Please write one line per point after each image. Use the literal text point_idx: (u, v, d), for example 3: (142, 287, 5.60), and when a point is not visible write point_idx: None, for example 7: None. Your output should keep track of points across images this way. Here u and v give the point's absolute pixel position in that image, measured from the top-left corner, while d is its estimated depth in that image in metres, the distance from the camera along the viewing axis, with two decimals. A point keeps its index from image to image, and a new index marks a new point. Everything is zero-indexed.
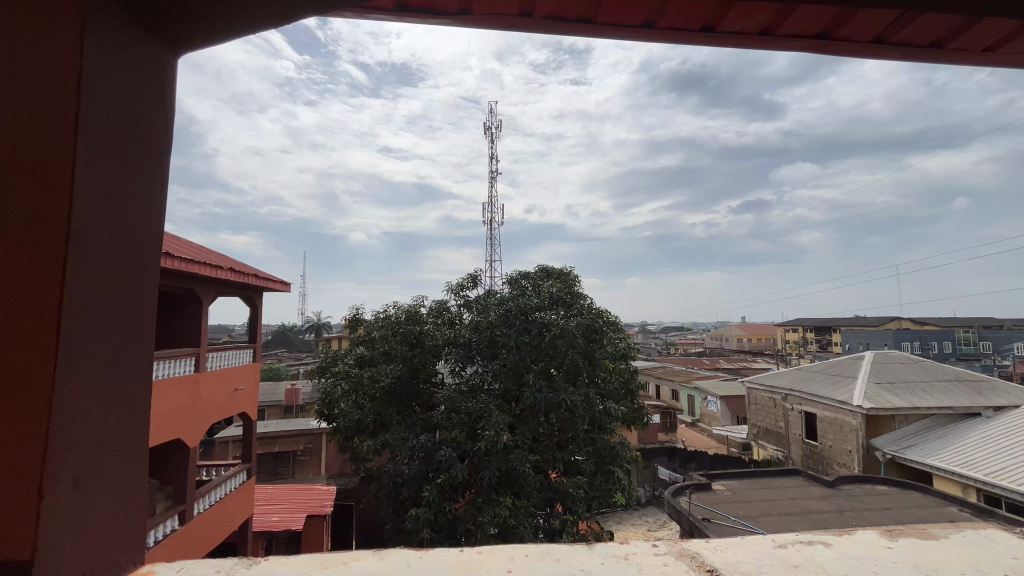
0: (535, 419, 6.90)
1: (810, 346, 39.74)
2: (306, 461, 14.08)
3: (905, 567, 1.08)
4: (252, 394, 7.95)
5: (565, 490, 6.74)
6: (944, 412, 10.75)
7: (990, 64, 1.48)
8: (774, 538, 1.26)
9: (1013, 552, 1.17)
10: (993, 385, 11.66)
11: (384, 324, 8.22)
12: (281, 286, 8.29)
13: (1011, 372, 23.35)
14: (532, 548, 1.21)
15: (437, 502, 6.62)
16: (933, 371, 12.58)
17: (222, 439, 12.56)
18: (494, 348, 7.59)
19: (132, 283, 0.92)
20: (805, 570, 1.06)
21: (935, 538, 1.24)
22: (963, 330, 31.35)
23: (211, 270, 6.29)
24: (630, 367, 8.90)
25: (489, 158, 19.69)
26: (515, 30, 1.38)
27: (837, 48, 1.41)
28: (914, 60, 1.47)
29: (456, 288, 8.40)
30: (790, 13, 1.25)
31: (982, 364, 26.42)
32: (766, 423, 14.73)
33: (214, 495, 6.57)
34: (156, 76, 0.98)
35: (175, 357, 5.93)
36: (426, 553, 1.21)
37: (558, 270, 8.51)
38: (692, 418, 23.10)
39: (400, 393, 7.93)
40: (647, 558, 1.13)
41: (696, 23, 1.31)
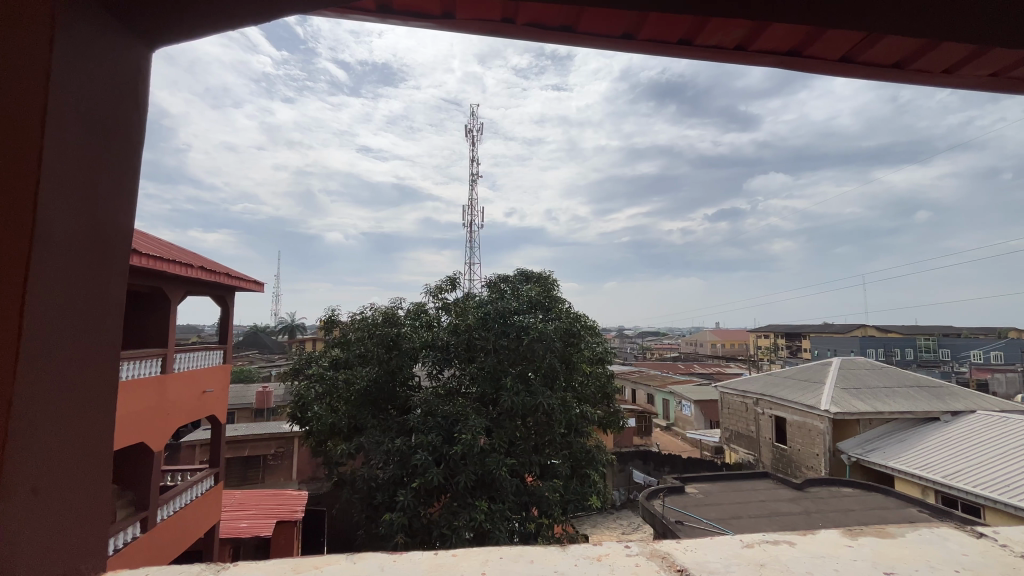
0: (512, 423, 6.91)
1: (780, 352, 40.82)
2: (277, 466, 13.76)
3: (864, 565, 1.13)
4: (221, 396, 7.74)
5: (540, 494, 6.73)
6: (906, 416, 11.17)
7: (951, 84, 1.56)
8: (741, 538, 1.29)
9: (963, 550, 1.22)
10: (950, 390, 12.16)
11: (361, 325, 8.13)
12: (254, 286, 8.13)
13: (966, 378, 24.51)
14: (506, 550, 1.22)
15: (411, 507, 6.53)
16: (896, 376, 13.06)
17: (189, 442, 12.19)
18: (472, 350, 7.57)
19: (102, 279, 0.89)
20: (770, 570, 1.09)
21: (891, 537, 1.30)
22: (924, 338, 32.69)
23: (181, 268, 6.13)
24: (607, 371, 8.96)
25: (470, 161, 19.77)
26: (498, 34, 1.39)
27: (807, 64, 1.46)
28: (878, 78, 1.54)
29: (435, 290, 8.40)
30: (762, 30, 1.30)
31: (941, 371, 27.57)
32: (738, 426, 15.07)
33: (179, 501, 6.36)
34: (132, 71, 0.96)
35: (141, 358, 5.74)
36: (401, 556, 1.21)
37: (538, 274, 8.58)
38: (666, 421, 23.47)
39: (375, 395, 7.83)
40: (620, 559, 1.15)
41: (673, 36, 1.35)
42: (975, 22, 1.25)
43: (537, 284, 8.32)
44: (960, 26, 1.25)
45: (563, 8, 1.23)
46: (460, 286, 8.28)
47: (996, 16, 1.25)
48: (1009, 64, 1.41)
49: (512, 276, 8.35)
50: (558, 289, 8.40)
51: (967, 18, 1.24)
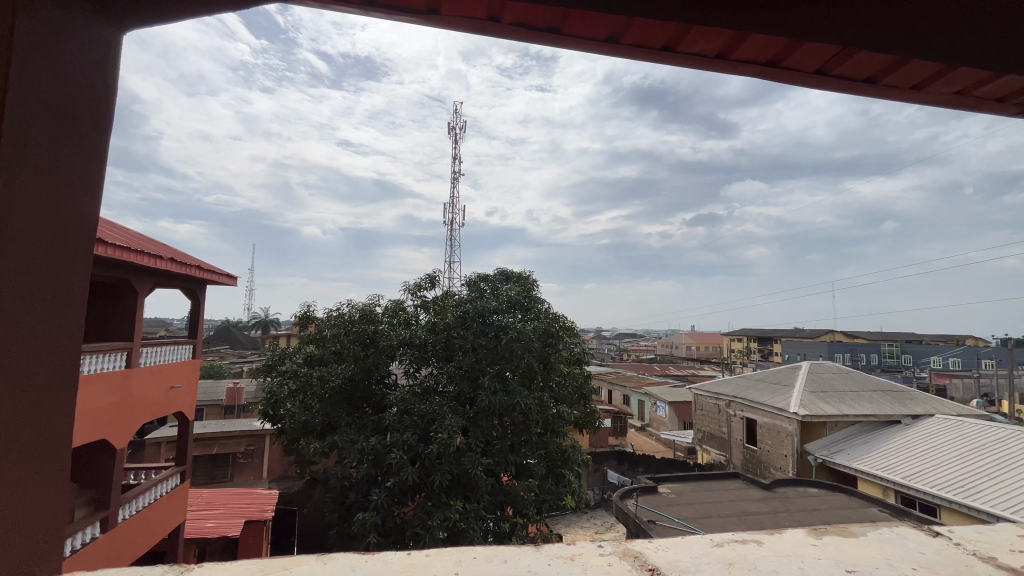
0: (488, 422, 6.90)
1: (752, 355, 41.82)
2: (247, 464, 13.44)
3: (828, 563, 1.16)
4: (190, 392, 7.51)
5: (515, 493, 6.73)
6: (870, 419, 11.56)
7: (919, 100, 1.62)
8: (711, 537, 1.31)
9: (920, 548, 1.27)
10: (912, 395, 12.61)
11: (337, 322, 8.01)
12: (227, 280, 7.93)
13: (927, 383, 25.55)
14: (479, 550, 1.21)
15: (385, 506, 6.45)
16: (861, 381, 13.50)
17: (155, 439, 11.82)
18: (450, 349, 7.53)
19: (62, 269, 0.85)
20: (738, 568, 1.12)
21: (854, 536, 1.34)
22: (888, 344, 33.94)
23: (149, 259, 5.92)
24: (584, 371, 9.00)
25: (452, 159, 19.72)
26: (483, 33, 1.38)
27: (784, 75, 1.50)
28: (851, 91, 1.58)
29: (413, 288, 8.33)
30: (742, 40, 1.32)
31: (903, 376, 28.65)
32: (711, 427, 15.38)
33: (142, 500, 6.15)
34: (103, 57, 0.92)
35: (104, 351, 5.53)
36: (373, 556, 1.19)
37: (518, 273, 8.60)
38: (641, 422, 23.81)
39: (351, 393, 7.71)
40: (592, 558, 1.16)
41: (656, 42, 1.36)
42: (943, 41, 1.30)
43: (517, 283, 8.33)
44: (930, 46, 1.30)
45: (549, 9, 1.23)
46: (440, 285, 8.24)
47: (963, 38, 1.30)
48: (973, 83, 1.47)
49: (492, 275, 8.34)
50: (538, 289, 8.42)
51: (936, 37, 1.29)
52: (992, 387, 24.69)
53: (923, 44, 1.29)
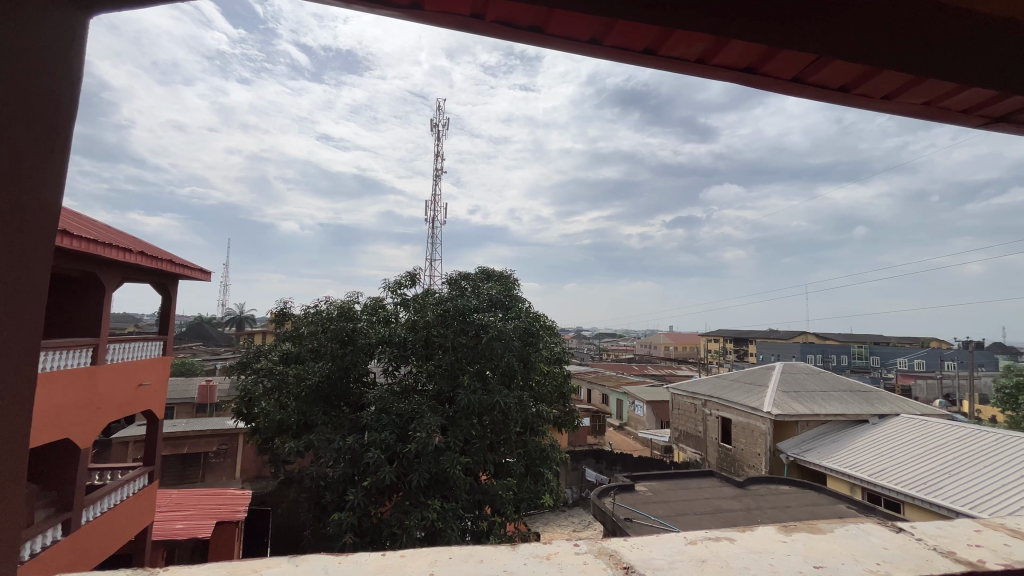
0: (467, 421, 6.89)
1: (728, 355, 42.65)
2: (219, 463, 13.14)
3: (796, 558, 1.19)
4: (160, 390, 7.30)
5: (494, 492, 6.72)
6: (839, 418, 11.91)
7: (888, 109, 1.67)
8: (685, 535, 1.33)
9: (884, 543, 1.31)
10: (879, 395, 13.02)
11: (315, 319, 7.90)
12: (200, 275, 7.72)
13: (893, 383, 26.45)
14: (455, 550, 1.20)
15: (361, 506, 6.37)
16: (831, 381, 13.90)
17: (122, 438, 11.45)
18: (430, 347, 7.50)
19: (18, 262, 0.80)
20: (711, 565, 1.13)
21: (821, 532, 1.37)
22: (857, 346, 35.04)
23: (117, 252, 5.72)
24: (564, 371, 9.03)
25: (435, 156, 19.67)
26: (465, 30, 1.37)
27: (761, 82, 1.53)
28: (824, 98, 1.62)
29: (394, 286, 8.26)
30: (721, 47, 1.34)
31: (872, 377, 29.61)
32: (687, 427, 15.64)
33: (108, 500, 5.96)
34: (71, 45, 0.88)
35: (69, 348, 5.34)
36: (346, 558, 1.17)
37: (498, 272, 8.59)
38: (619, 421, 24.10)
39: (328, 392, 7.60)
40: (568, 557, 1.16)
41: (639, 45, 1.37)
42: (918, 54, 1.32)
43: (498, 282, 8.34)
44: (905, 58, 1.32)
45: (532, 9, 1.23)
46: (420, 283, 8.18)
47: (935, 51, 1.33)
48: (939, 95, 1.52)
49: (473, 274, 8.33)
50: (518, 288, 8.43)
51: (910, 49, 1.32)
52: (954, 387, 25.72)
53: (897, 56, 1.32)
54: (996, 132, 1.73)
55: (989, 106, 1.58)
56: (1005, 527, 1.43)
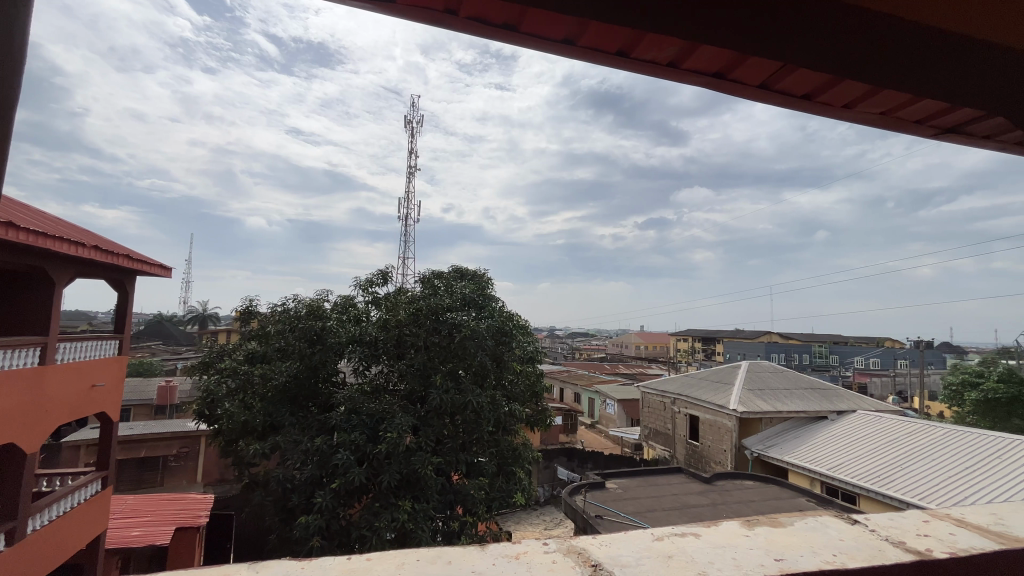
0: (439, 421, 6.85)
1: (696, 354, 43.67)
2: (178, 467, 12.65)
3: (757, 552, 1.22)
4: (115, 391, 6.97)
5: (465, 492, 6.69)
6: (800, 415, 12.36)
7: (849, 118, 1.74)
8: (652, 531, 1.34)
9: (840, 535, 1.36)
10: (838, 392, 13.56)
11: (282, 318, 7.71)
12: (160, 271, 7.41)
13: (849, 381, 27.66)
14: (422, 552, 1.18)
15: (330, 509, 6.24)
16: (793, 379, 14.40)
17: (74, 442, 10.90)
18: (402, 346, 7.41)
19: None
20: (677, 561, 1.15)
21: (782, 525, 1.42)
22: (818, 346, 36.48)
23: (70, 247, 5.43)
24: (537, 369, 9.06)
25: (408, 154, 19.46)
26: (439, 26, 1.35)
27: (729, 87, 1.57)
28: (788, 106, 1.68)
29: (365, 284, 8.15)
30: (692, 51, 1.38)
31: (831, 375, 30.88)
32: (656, 424, 15.96)
33: (57, 507, 5.66)
34: None
35: (14, 347, 5.04)
36: (310, 562, 1.14)
37: (472, 271, 8.56)
38: (591, 419, 24.39)
39: (295, 392, 7.40)
40: (537, 557, 1.16)
41: (611, 47, 1.39)
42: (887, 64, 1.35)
43: (471, 281, 8.31)
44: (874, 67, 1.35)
45: (507, 5, 1.23)
46: (392, 281, 8.08)
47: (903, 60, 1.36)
48: (894, 106, 1.60)
49: (446, 273, 8.28)
50: (492, 288, 8.41)
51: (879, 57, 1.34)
52: (906, 384, 27.07)
53: (866, 65, 1.35)
54: (945, 142, 1.82)
55: (941, 118, 1.66)
56: (951, 517, 1.50)
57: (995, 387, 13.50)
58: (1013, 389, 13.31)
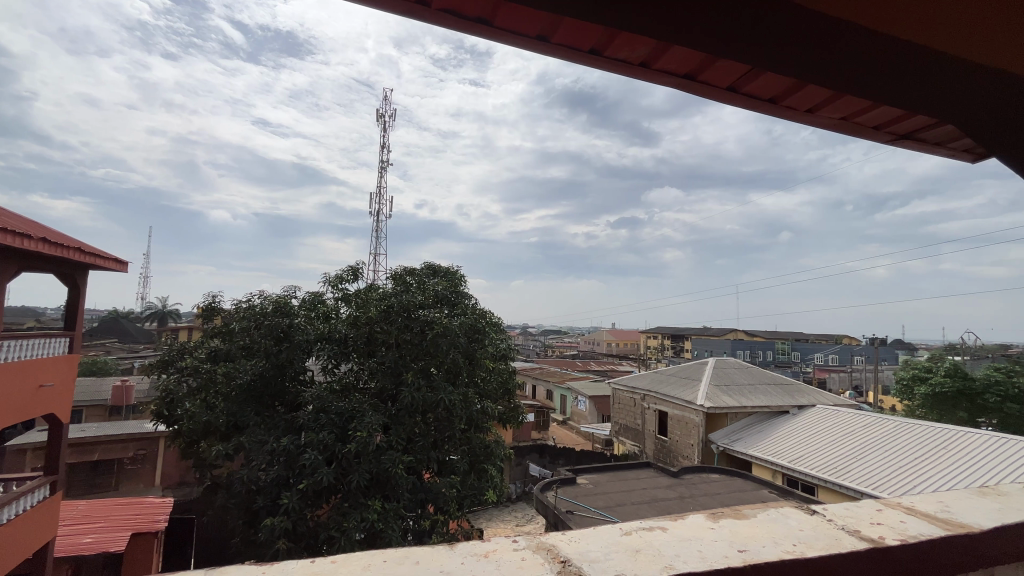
0: (411, 419, 6.77)
1: (666, 351, 44.64)
2: (135, 471, 12.12)
3: (722, 544, 1.25)
4: (65, 393, 6.62)
5: (437, 491, 6.63)
6: (763, 410, 12.78)
7: (812, 123, 1.81)
8: (620, 525, 1.35)
9: (800, 525, 1.40)
10: (799, 387, 14.07)
11: (246, 314, 7.47)
12: (115, 265, 7.06)
13: (809, 376, 28.81)
14: (390, 552, 1.16)
15: (296, 510, 6.10)
16: (757, 374, 14.89)
17: (20, 446, 10.33)
18: (372, 344, 7.30)
19: None
20: (644, 555, 1.16)
21: (746, 518, 1.45)
22: (781, 343, 37.85)
23: (14, 239, 5.11)
24: (509, 366, 9.07)
25: (380, 148, 19.16)
26: (413, 18, 1.33)
27: (700, 89, 1.61)
28: (755, 109, 1.74)
29: (334, 281, 7.99)
30: (664, 50, 1.41)
31: (793, 370, 32.07)
32: (626, 420, 16.24)
33: (4, 513, 5.38)
34: None
35: None
36: (273, 566, 1.10)
37: (444, 268, 8.51)
38: (563, 416, 24.65)
39: (261, 391, 7.19)
40: (507, 554, 1.16)
41: (586, 45, 1.40)
42: (854, 71, 1.39)
43: (444, 278, 8.26)
44: (841, 74, 1.39)
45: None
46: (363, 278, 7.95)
47: (874, 67, 1.39)
48: (854, 111, 1.68)
49: (418, 269, 8.21)
50: (465, 285, 8.37)
51: (848, 64, 1.38)
52: (862, 379, 28.36)
53: (836, 71, 1.38)
54: (900, 148, 1.91)
55: (897, 124, 1.73)
56: (902, 506, 1.57)
57: (942, 381, 14.29)
58: (958, 383, 14.11)
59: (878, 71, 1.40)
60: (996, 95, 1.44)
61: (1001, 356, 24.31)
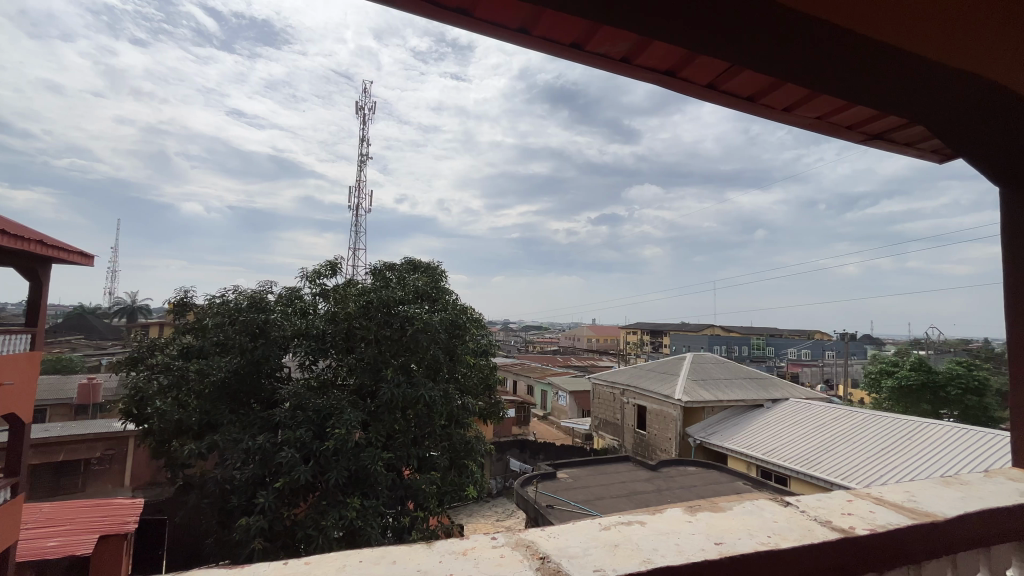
0: (390, 415, 6.70)
1: (645, 347, 45.27)
2: (103, 471, 11.75)
3: (699, 537, 1.27)
4: (27, 391, 6.36)
5: (417, 487, 6.59)
6: (739, 403, 13.06)
7: (789, 123, 1.84)
8: (599, 520, 1.36)
9: (774, 517, 1.42)
10: (774, 381, 14.41)
11: (220, 310, 7.29)
12: (80, 258, 6.79)
13: (783, 371, 29.62)
14: (366, 552, 1.14)
15: (273, 509, 5.99)
16: (733, 369, 15.20)
17: None
18: (351, 340, 7.19)
19: None
20: (623, 549, 1.17)
21: (721, 510, 1.47)
22: (756, 338, 38.77)
23: None
24: (490, 362, 9.05)
25: (360, 141, 18.86)
26: (392, 7, 1.29)
27: (680, 86, 1.63)
28: (734, 108, 1.76)
29: (312, 276, 7.85)
30: (645, 46, 1.41)
31: (767, 365, 32.91)
32: (606, 415, 16.42)
33: None
34: None
35: None
36: (244, 568, 1.07)
37: (425, 263, 8.45)
38: (543, 411, 24.82)
39: (235, 388, 7.04)
40: (485, 551, 1.15)
41: (567, 39, 1.40)
42: (829, 74, 1.41)
43: (424, 273, 8.20)
44: (817, 76, 1.41)
45: None
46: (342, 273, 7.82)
47: (851, 71, 1.41)
48: (829, 110, 1.71)
49: (398, 264, 8.14)
50: (445, 280, 8.35)
51: (822, 67, 1.40)
52: (832, 372, 29.33)
53: (811, 72, 1.39)
54: (872, 147, 1.95)
55: (870, 124, 1.77)
56: (871, 496, 1.61)
57: (907, 374, 14.86)
58: (923, 376, 14.69)
59: (856, 74, 1.42)
60: (963, 101, 1.49)
61: (962, 351, 25.43)
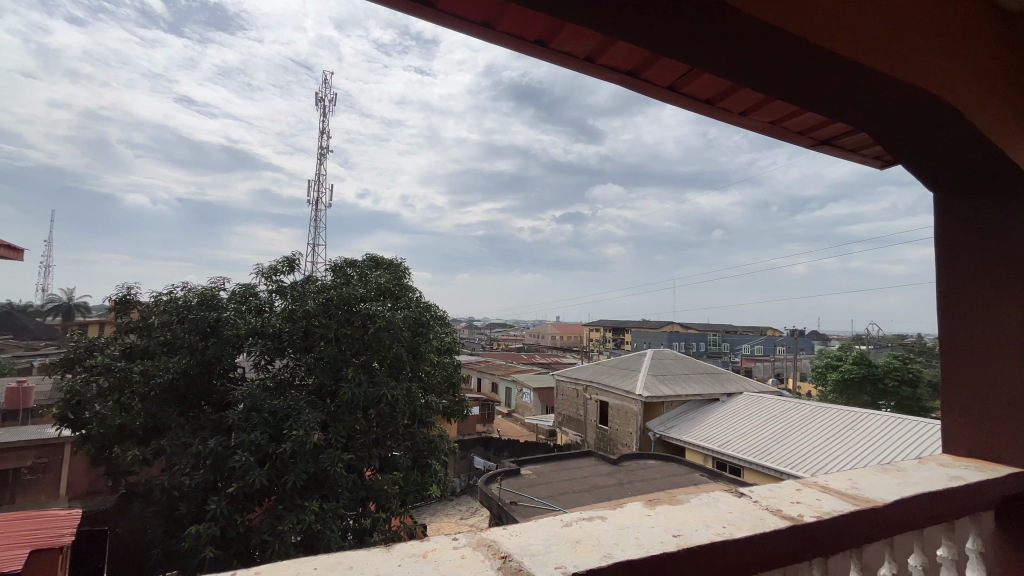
0: (351, 416, 6.54)
1: (607, 343, 46.17)
2: (35, 481, 10.99)
3: (658, 529, 1.29)
4: None
5: (378, 488, 6.47)
6: (696, 398, 13.51)
7: (746, 127, 1.90)
8: (561, 517, 1.36)
9: (729, 508, 1.47)
10: (729, 376, 14.97)
11: (167, 308, 6.90)
12: (8, 253, 6.27)
13: (737, 366, 30.86)
14: (321, 559, 1.09)
15: (225, 515, 5.74)
16: (691, 364, 15.72)
17: None
18: (310, 339, 6.96)
19: None
20: (583, 545, 1.18)
21: (680, 503, 1.50)
22: (712, 334, 40.23)
23: None
24: (453, 360, 8.98)
25: (320, 134, 18.29)
26: None
27: (642, 87, 1.65)
28: (693, 111, 1.80)
29: (268, 272, 7.56)
30: (609, 45, 1.43)
31: (722, 360, 34.20)
32: (569, 411, 16.65)
33: None
34: None
35: None
36: None
37: (387, 260, 8.30)
38: (508, 409, 24.93)
39: (184, 390, 6.69)
40: (445, 553, 1.13)
41: (531, 35, 1.39)
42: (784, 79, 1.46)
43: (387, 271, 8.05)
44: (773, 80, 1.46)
45: None
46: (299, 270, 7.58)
47: (806, 77, 1.47)
48: (781, 114, 1.79)
49: (360, 262, 7.96)
50: (408, 278, 8.21)
51: (777, 72, 1.45)
52: (783, 367, 30.86)
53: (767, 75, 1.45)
54: (820, 152, 2.05)
55: (818, 130, 1.86)
56: (817, 484, 1.68)
57: (849, 368, 15.77)
58: (863, 369, 15.62)
59: (809, 80, 1.47)
60: (904, 114, 1.58)
61: (897, 346, 27.30)
